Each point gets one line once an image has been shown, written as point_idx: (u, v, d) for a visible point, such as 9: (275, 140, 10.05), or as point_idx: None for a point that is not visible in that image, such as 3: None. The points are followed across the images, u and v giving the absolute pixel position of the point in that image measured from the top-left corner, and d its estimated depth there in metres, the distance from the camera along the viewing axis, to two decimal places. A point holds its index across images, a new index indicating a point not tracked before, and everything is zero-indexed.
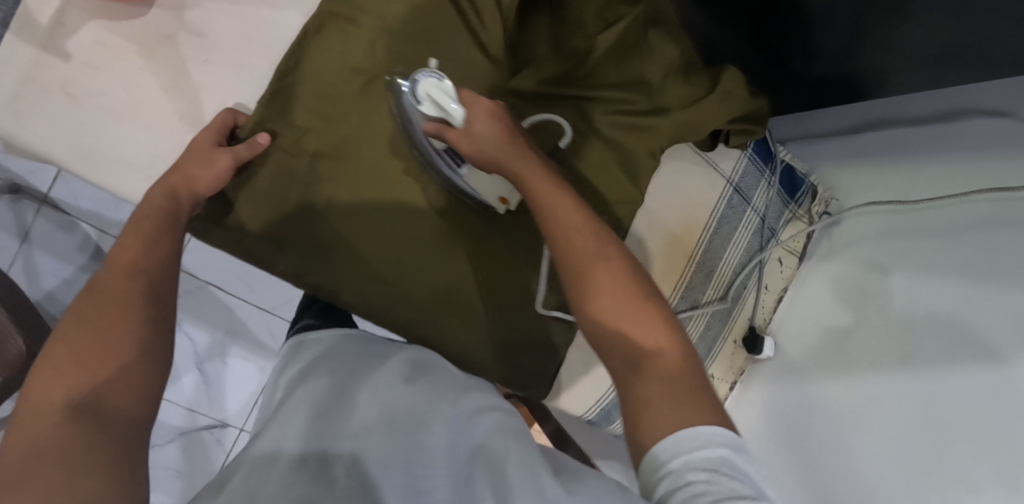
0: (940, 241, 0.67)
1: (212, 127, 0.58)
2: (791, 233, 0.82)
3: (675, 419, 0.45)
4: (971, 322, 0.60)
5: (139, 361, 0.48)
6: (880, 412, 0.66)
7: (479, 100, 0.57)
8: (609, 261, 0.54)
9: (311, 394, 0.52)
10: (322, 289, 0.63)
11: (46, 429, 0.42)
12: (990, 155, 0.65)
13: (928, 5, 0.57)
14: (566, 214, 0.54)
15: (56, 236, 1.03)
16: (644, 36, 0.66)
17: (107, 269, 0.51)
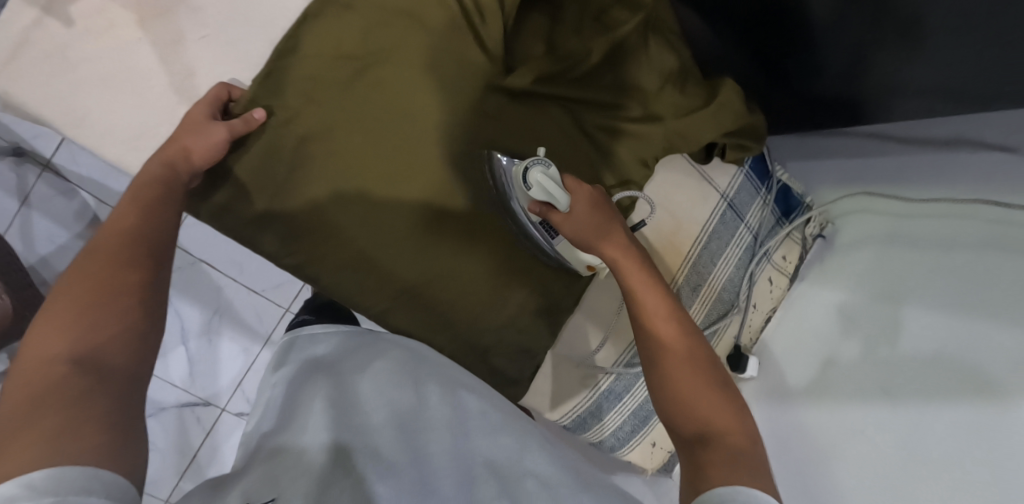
0: (931, 268, 0.66)
1: (205, 102, 0.57)
2: (784, 252, 0.76)
3: (728, 476, 0.42)
4: (964, 360, 0.59)
5: (136, 324, 0.47)
6: (862, 443, 0.65)
7: (580, 186, 0.59)
8: (681, 334, 0.55)
9: (306, 393, 0.54)
10: (303, 270, 0.63)
11: (44, 382, 0.41)
12: (989, 193, 0.63)
13: (942, 29, 0.57)
14: (646, 290, 0.57)
15: (55, 201, 1.03)
16: (644, 44, 0.65)
17: (103, 233, 0.51)
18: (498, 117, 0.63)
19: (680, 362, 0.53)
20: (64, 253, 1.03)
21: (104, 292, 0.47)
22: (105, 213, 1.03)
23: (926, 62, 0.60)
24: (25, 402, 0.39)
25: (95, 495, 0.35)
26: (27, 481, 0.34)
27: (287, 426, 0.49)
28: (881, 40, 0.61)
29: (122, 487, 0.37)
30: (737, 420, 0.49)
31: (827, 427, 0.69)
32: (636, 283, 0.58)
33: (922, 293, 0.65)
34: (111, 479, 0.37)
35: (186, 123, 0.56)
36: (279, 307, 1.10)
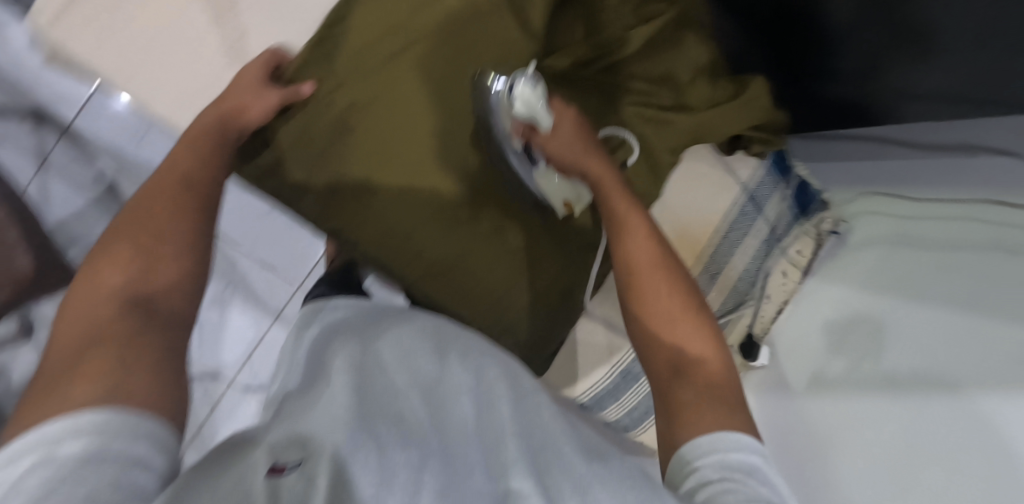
0: (937, 263, 0.66)
1: (258, 62, 0.61)
2: (798, 246, 0.78)
3: (711, 417, 0.47)
4: (973, 355, 0.60)
5: (182, 271, 0.48)
6: (866, 437, 0.66)
7: (566, 110, 0.63)
8: (653, 254, 0.59)
9: (326, 353, 0.55)
10: (339, 235, 0.65)
11: (105, 317, 0.42)
12: (989, 196, 0.65)
13: (956, 37, 0.59)
14: (626, 213, 0.61)
15: (73, 166, 1.03)
16: (679, 36, 0.68)
17: (156, 179, 0.53)
18: None
19: (659, 288, 0.57)
20: (81, 216, 1.03)
21: (155, 238, 0.48)
22: (122, 182, 1.03)
23: (930, 71, 0.63)
24: (82, 339, 0.41)
25: (139, 441, 0.34)
26: (75, 422, 0.34)
27: (310, 384, 0.49)
28: (894, 55, 0.64)
29: (168, 434, 0.37)
30: (713, 351, 0.54)
31: (831, 416, 0.70)
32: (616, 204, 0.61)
33: (927, 291, 0.66)
34: (158, 423, 0.37)
35: (240, 79, 0.60)
36: (289, 285, 1.10)
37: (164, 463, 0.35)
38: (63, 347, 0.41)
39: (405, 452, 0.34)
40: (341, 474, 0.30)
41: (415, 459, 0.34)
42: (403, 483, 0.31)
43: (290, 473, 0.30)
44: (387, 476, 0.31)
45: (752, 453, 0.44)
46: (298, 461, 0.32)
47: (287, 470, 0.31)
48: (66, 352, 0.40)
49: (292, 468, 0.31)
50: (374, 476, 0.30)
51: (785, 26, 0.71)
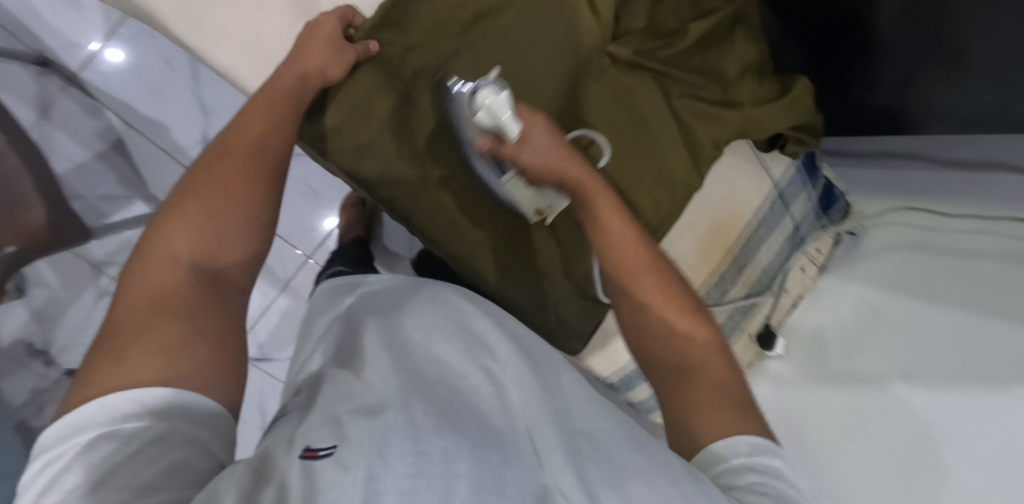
0: (957, 265, 0.72)
1: (335, 17, 0.58)
2: (817, 243, 0.82)
3: (728, 423, 0.47)
4: (978, 355, 0.66)
5: (248, 244, 0.49)
6: (877, 425, 0.72)
7: (534, 113, 0.57)
8: (643, 260, 0.55)
9: (354, 335, 0.56)
10: (393, 205, 0.64)
11: (170, 283, 0.44)
12: (1004, 213, 0.70)
13: (985, 61, 0.67)
14: (611, 217, 0.56)
15: (79, 117, 0.98)
16: (731, 33, 0.70)
17: (226, 138, 0.52)
18: (596, 80, 0.67)
19: (654, 296, 0.53)
20: (82, 172, 0.99)
21: (228, 208, 0.48)
22: (131, 136, 1.01)
23: (957, 90, 0.71)
24: (149, 302, 0.43)
25: (198, 427, 0.39)
26: (142, 397, 0.38)
27: (352, 364, 0.50)
28: (930, 68, 0.71)
29: (221, 416, 0.42)
30: (714, 348, 0.52)
31: (838, 407, 0.76)
32: (602, 209, 0.56)
33: (948, 296, 0.71)
34: (211, 410, 0.41)
35: (313, 32, 0.57)
36: (300, 253, 1.12)
37: (217, 449, 0.40)
38: (130, 305, 0.43)
39: (447, 440, 0.37)
40: (371, 469, 0.34)
41: (451, 447, 0.36)
42: (432, 480, 0.34)
43: (324, 457, 0.36)
44: (422, 467, 0.35)
45: (772, 456, 0.44)
46: (332, 447, 0.37)
47: (322, 455, 0.37)
48: (132, 312, 0.43)
49: (327, 451, 0.37)
50: (408, 471, 0.34)
51: (833, 32, 0.77)
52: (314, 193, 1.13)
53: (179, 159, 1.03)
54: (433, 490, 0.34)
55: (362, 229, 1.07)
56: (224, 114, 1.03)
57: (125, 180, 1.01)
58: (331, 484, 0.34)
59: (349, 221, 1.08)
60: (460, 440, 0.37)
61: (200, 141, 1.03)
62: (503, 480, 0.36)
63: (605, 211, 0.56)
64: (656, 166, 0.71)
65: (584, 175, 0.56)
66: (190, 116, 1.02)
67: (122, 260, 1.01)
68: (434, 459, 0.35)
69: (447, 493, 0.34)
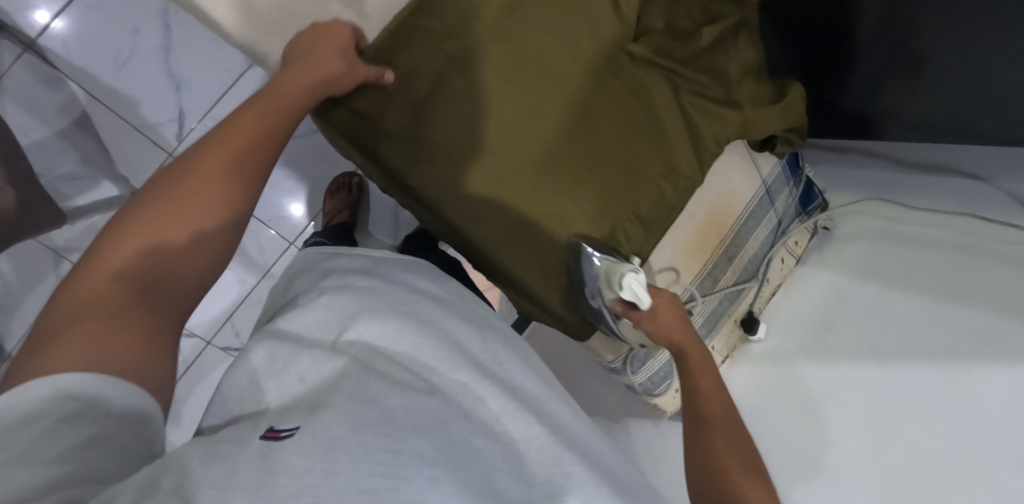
0: (920, 255, 0.80)
1: (348, 31, 0.60)
2: (796, 237, 0.88)
3: None
4: (936, 333, 0.74)
5: (204, 253, 0.45)
6: (851, 400, 0.79)
7: (662, 292, 0.69)
8: (729, 418, 0.59)
9: (300, 305, 0.51)
10: (423, 192, 0.66)
11: (107, 289, 0.40)
12: (961, 211, 0.79)
13: (939, 78, 0.72)
14: (708, 378, 0.62)
15: (36, 90, 0.91)
16: (735, 36, 0.74)
17: (200, 147, 0.48)
18: (616, 75, 0.71)
19: (730, 451, 0.55)
20: (42, 149, 0.93)
21: (180, 211, 0.44)
22: (96, 110, 0.94)
23: (919, 93, 0.75)
24: (75, 306, 0.39)
25: (122, 409, 0.37)
26: (55, 379, 0.36)
27: (323, 339, 0.47)
28: (892, 76, 0.76)
29: (147, 406, 0.39)
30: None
31: (826, 382, 0.82)
32: (701, 371, 0.63)
33: (912, 285, 0.79)
34: (135, 400, 0.38)
35: (331, 38, 0.59)
36: (285, 242, 1.09)
37: (142, 434, 0.38)
38: (60, 305, 0.40)
39: (425, 443, 0.37)
40: (334, 464, 0.34)
41: (427, 451, 0.37)
42: (395, 481, 0.34)
43: (285, 439, 0.36)
44: (390, 467, 0.35)
45: None
46: (295, 428, 0.37)
47: (284, 436, 0.36)
48: (59, 310, 0.39)
49: (290, 432, 0.36)
50: (373, 468, 0.34)
51: (819, 37, 0.81)
52: (295, 173, 1.07)
53: (150, 137, 0.97)
54: (397, 492, 0.34)
55: (348, 214, 1.04)
56: (199, 89, 0.97)
57: (91, 160, 0.95)
58: (285, 469, 0.33)
59: (334, 206, 1.05)
60: (438, 446, 0.38)
61: (174, 117, 0.97)
62: (469, 483, 0.36)
63: (701, 365, 0.63)
64: (660, 157, 0.75)
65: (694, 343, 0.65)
66: (162, 87, 0.96)
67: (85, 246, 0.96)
68: (405, 459, 0.35)
69: (418, 495, 0.34)
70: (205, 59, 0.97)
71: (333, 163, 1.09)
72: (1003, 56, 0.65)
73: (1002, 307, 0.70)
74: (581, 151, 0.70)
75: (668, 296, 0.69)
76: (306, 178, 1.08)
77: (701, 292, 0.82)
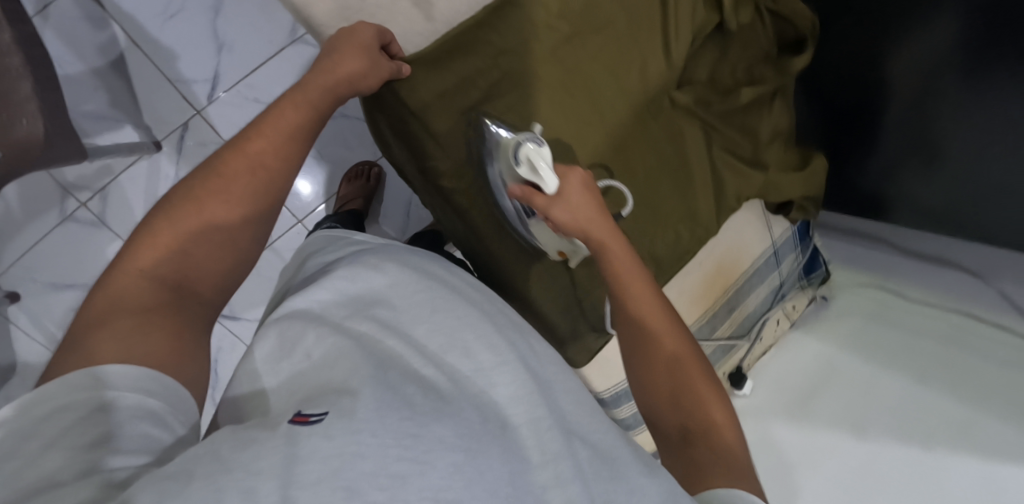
0: (907, 339, 0.84)
1: (373, 27, 0.58)
2: (793, 301, 0.90)
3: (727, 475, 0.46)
4: (925, 416, 0.77)
5: (228, 261, 0.46)
6: (828, 464, 0.80)
7: (573, 171, 0.59)
8: (667, 320, 0.53)
9: (310, 284, 0.48)
10: (456, 197, 0.70)
11: (133, 292, 0.41)
12: (952, 307, 0.83)
13: (955, 169, 0.73)
14: (631, 276, 0.54)
15: (80, 25, 0.93)
16: (770, 101, 0.78)
17: (225, 153, 0.48)
18: (655, 117, 0.73)
19: (670, 359, 0.52)
20: (74, 83, 0.94)
21: (206, 223, 0.45)
22: (134, 56, 0.95)
23: (930, 182, 0.77)
24: (102, 309, 0.40)
25: (155, 398, 0.36)
26: (93, 371, 0.35)
27: (332, 316, 0.44)
28: (906, 165, 0.78)
29: (181, 396, 0.37)
30: (726, 411, 0.51)
31: (801, 446, 0.82)
32: (622, 270, 0.54)
33: (903, 365, 0.82)
34: (171, 388, 0.37)
35: (350, 38, 0.57)
36: (292, 219, 1.08)
37: (176, 423, 0.36)
38: (84, 311, 0.40)
39: (447, 429, 0.34)
40: (359, 446, 0.30)
41: (450, 436, 0.33)
42: (423, 467, 0.30)
43: (315, 424, 0.32)
44: (415, 452, 0.31)
45: None
46: (324, 413, 0.33)
47: (313, 421, 0.32)
48: (85, 316, 0.39)
49: (320, 417, 0.32)
50: (400, 453, 0.31)
51: (846, 114, 0.82)
52: (316, 153, 1.07)
53: (181, 92, 0.97)
54: (424, 477, 0.30)
55: (362, 202, 1.03)
56: (239, 53, 0.97)
57: (117, 102, 0.96)
58: (309, 455, 0.29)
59: (349, 193, 1.04)
60: (460, 431, 0.34)
61: (209, 78, 0.97)
62: (494, 473, 0.32)
63: (623, 267, 0.54)
64: (684, 203, 0.77)
65: (608, 234, 0.56)
66: (202, 44, 0.96)
67: (95, 186, 0.98)
68: (430, 443, 0.32)
69: (445, 482, 0.30)
70: (251, 27, 0.97)
71: (357, 151, 1.08)
72: (1011, 168, 0.69)
73: (976, 397, 0.76)
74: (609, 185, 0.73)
75: (581, 174, 0.59)
76: (325, 159, 1.08)
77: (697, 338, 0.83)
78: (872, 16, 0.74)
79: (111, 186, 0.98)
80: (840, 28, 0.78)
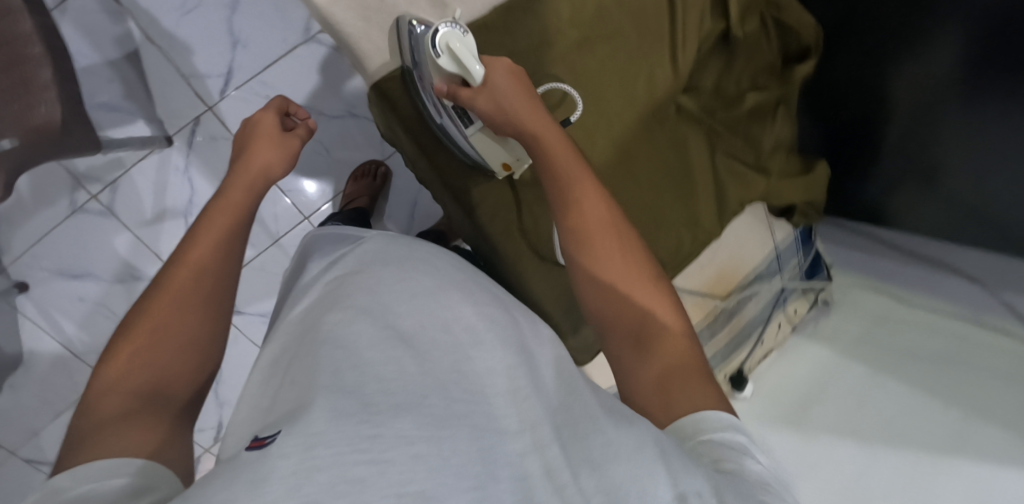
0: (904, 354, 0.83)
1: (270, 109, 0.59)
2: (796, 305, 0.89)
3: (687, 401, 0.45)
4: (926, 427, 0.76)
5: (195, 357, 0.45)
6: (824, 472, 0.79)
7: (499, 60, 0.60)
8: (609, 217, 0.52)
9: (322, 294, 0.50)
10: (463, 194, 0.71)
11: (105, 408, 0.40)
12: (956, 317, 0.81)
13: (955, 187, 0.75)
14: (572, 173, 0.53)
15: (98, 18, 0.95)
16: (773, 111, 0.80)
17: (168, 266, 0.47)
18: (662, 123, 0.76)
19: (610, 259, 0.51)
20: (90, 76, 0.96)
21: (162, 325, 0.44)
22: (148, 51, 0.96)
23: (928, 199, 0.79)
24: (81, 431, 0.39)
25: (129, 476, 0.36)
26: (75, 472, 0.35)
27: (324, 319, 0.44)
28: (907, 183, 0.80)
29: (164, 475, 0.37)
30: (674, 316, 0.49)
31: (797, 454, 0.82)
32: (561, 165, 0.54)
33: (903, 375, 0.81)
34: (155, 473, 0.37)
35: (257, 129, 0.57)
36: (299, 215, 1.09)
37: (165, 493, 0.36)
38: (66, 437, 0.39)
39: (407, 422, 0.34)
40: (316, 460, 0.31)
41: (409, 430, 0.33)
42: (381, 466, 0.31)
43: (269, 445, 0.32)
44: (373, 453, 0.32)
45: (736, 432, 0.42)
46: (278, 433, 0.33)
47: (267, 443, 0.33)
48: (66, 442, 0.38)
49: (274, 438, 0.32)
50: (357, 457, 0.31)
51: (846, 124, 0.85)
52: (326, 151, 1.08)
53: (194, 87, 0.98)
54: (384, 477, 0.31)
55: (367, 201, 1.03)
56: (254, 49, 0.99)
57: (132, 94, 0.97)
58: (270, 474, 0.30)
59: (355, 190, 1.04)
60: (420, 422, 0.34)
61: (222, 74, 0.99)
62: (460, 455, 0.33)
63: (562, 156, 0.54)
64: (686, 211, 0.78)
65: (546, 129, 0.56)
66: (217, 39, 0.98)
67: (107, 178, 0.99)
68: (388, 442, 0.32)
69: (406, 476, 0.31)
70: (267, 25, 0.99)
71: (365, 150, 1.09)
72: (1009, 190, 0.70)
73: (978, 408, 0.73)
74: (612, 188, 0.74)
75: (506, 61, 0.60)
76: (334, 156, 1.08)
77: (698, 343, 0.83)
78: (873, 39, 0.76)
79: (122, 179, 0.99)
80: (839, 50, 0.81)
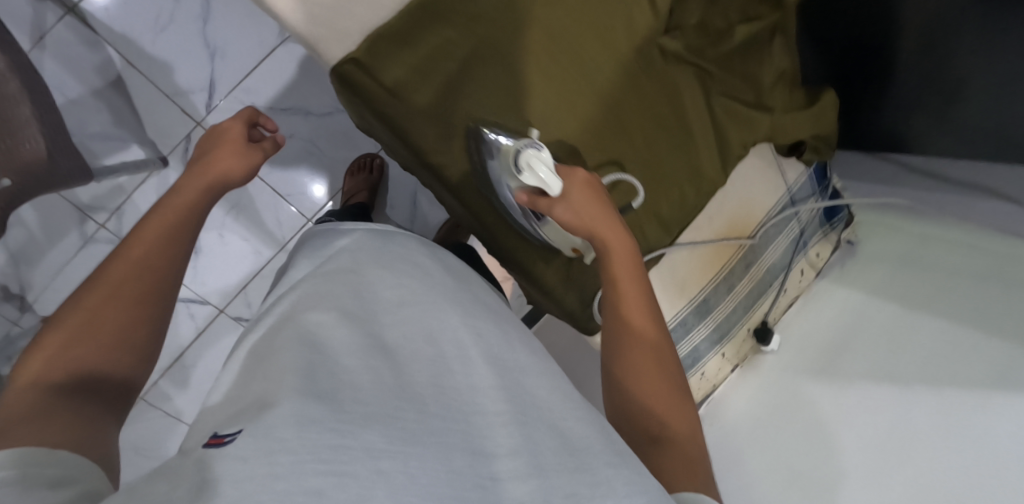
0: (942, 280, 0.74)
1: (240, 118, 0.58)
2: (819, 248, 0.84)
3: (690, 481, 0.46)
4: (968, 361, 0.68)
5: (130, 361, 0.44)
6: (855, 419, 0.74)
7: (575, 172, 0.61)
8: (654, 324, 0.54)
9: (297, 293, 0.48)
10: (440, 173, 0.67)
11: (25, 401, 0.38)
12: (992, 230, 0.71)
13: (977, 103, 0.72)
14: (628, 278, 0.55)
15: (77, 50, 0.96)
16: (768, 42, 0.75)
17: (107, 266, 0.46)
18: (647, 70, 0.71)
19: (644, 353, 0.52)
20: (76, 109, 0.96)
21: (98, 326, 0.43)
22: (131, 76, 0.98)
23: (950, 117, 0.76)
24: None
25: (52, 467, 0.34)
26: None
27: (310, 315, 0.43)
28: (926, 102, 0.78)
29: (84, 466, 0.36)
30: (689, 415, 0.51)
31: (836, 404, 0.76)
32: (621, 273, 0.55)
33: (939, 307, 0.73)
34: (75, 464, 0.36)
35: (221, 137, 0.56)
36: (304, 219, 1.09)
37: (84, 485, 0.35)
38: None
39: (376, 433, 0.33)
40: (275, 466, 0.29)
41: (377, 441, 0.32)
42: (340, 478, 0.30)
43: (227, 444, 0.31)
44: (334, 463, 0.30)
45: None
46: (239, 432, 0.33)
47: (226, 441, 0.32)
48: None
49: (233, 436, 0.32)
50: (317, 466, 0.30)
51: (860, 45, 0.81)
52: (319, 152, 1.07)
53: (179, 105, 1.00)
54: (344, 491, 0.29)
55: (367, 195, 1.02)
56: (232, 60, 1.00)
57: (121, 121, 0.95)
58: (222, 475, 0.29)
59: (354, 185, 1.03)
60: (389, 435, 0.33)
61: (205, 87, 1.00)
62: (428, 474, 0.32)
63: (621, 261, 0.55)
64: (688, 160, 0.75)
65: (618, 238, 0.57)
66: (195, 54, 0.99)
67: (111, 206, 1.02)
68: (352, 454, 0.31)
69: (368, 490, 0.30)
70: (240, 32, 1.00)
71: (359, 146, 1.08)
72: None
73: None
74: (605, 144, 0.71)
75: (584, 173, 0.61)
76: (329, 156, 1.07)
77: (713, 297, 0.79)
78: None
79: (125, 205, 1.02)
80: None
